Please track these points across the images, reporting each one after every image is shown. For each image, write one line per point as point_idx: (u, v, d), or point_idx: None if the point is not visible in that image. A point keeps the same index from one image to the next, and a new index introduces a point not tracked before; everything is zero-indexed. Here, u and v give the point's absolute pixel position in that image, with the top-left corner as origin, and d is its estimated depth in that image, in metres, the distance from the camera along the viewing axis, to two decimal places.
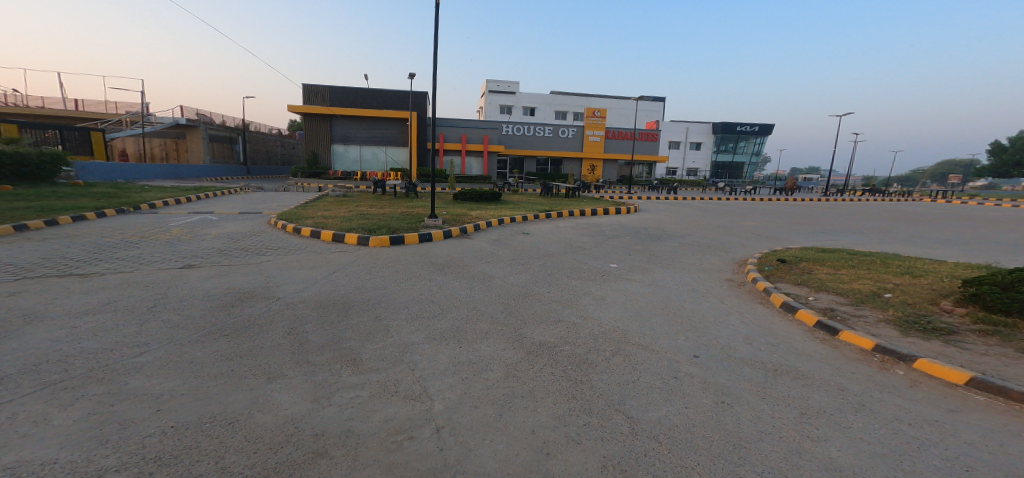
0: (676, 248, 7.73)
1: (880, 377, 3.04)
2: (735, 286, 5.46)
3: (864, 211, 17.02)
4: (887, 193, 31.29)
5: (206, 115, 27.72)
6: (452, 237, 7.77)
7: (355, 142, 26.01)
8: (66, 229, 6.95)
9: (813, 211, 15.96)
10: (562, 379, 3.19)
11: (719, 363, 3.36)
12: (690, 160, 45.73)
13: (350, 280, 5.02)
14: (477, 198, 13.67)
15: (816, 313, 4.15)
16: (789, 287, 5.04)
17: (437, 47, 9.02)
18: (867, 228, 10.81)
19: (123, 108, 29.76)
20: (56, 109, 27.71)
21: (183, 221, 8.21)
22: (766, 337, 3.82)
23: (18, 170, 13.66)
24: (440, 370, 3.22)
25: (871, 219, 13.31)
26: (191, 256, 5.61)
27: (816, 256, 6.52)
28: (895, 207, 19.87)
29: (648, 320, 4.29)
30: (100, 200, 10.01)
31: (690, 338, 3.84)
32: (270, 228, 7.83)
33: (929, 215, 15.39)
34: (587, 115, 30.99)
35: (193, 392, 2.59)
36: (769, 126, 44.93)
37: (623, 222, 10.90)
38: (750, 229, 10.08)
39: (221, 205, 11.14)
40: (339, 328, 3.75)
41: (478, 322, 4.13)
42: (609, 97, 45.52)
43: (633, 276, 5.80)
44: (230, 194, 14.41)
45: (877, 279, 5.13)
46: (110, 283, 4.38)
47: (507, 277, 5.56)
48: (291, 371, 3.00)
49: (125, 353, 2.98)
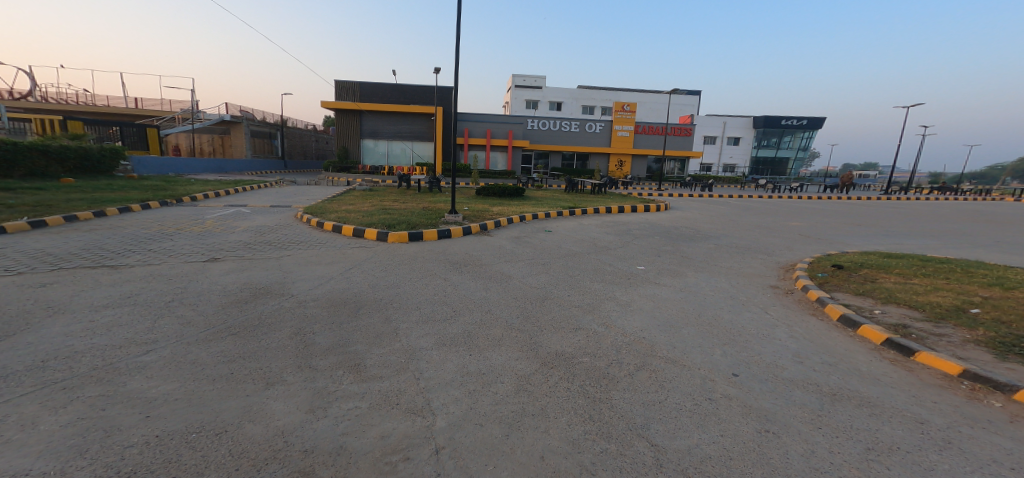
0: (711, 249, 7.15)
1: (971, 409, 2.48)
2: (780, 294, 4.88)
3: (928, 211, 15.36)
4: (955, 191, 28.25)
5: (249, 112, 29.05)
6: (472, 233, 7.55)
7: (384, 137, 26.41)
8: (110, 220, 7.30)
9: (866, 211, 14.56)
10: (579, 396, 2.87)
11: (763, 384, 2.92)
12: (729, 155, 43.43)
13: (365, 278, 4.90)
14: (500, 193, 13.44)
15: (884, 330, 3.56)
16: (848, 298, 4.43)
17: (458, 36, 8.80)
18: (935, 231, 9.63)
19: (177, 106, 31.76)
20: (118, 108, 29.93)
21: (217, 214, 8.47)
22: (820, 356, 3.30)
23: (81, 164, 14.75)
24: (446, 380, 2.99)
25: (938, 220, 11.93)
26: (216, 249, 5.69)
27: (879, 263, 5.77)
28: (965, 207, 17.81)
29: (679, 331, 3.87)
30: (145, 193, 10.58)
31: (728, 354, 3.40)
32: (296, 222, 7.91)
33: (1008, 216, 13.60)
34: (616, 109, 29.98)
35: (188, 397, 2.49)
36: (819, 119, 41.82)
37: (653, 220, 10.32)
38: (796, 231, 9.22)
39: (255, 199, 11.47)
40: (346, 330, 3.60)
41: (492, 327, 3.87)
42: (642, 90, 43.88)
43: (663, 280, 5.35)
44: (266, 187, 14.91)
45: (954, 292, 4.41)
46: (135, 275, 4.46)
47: (526, 278, 5.26)
48: (291, 376, 2.86)
49: (132, 350, 2.96)
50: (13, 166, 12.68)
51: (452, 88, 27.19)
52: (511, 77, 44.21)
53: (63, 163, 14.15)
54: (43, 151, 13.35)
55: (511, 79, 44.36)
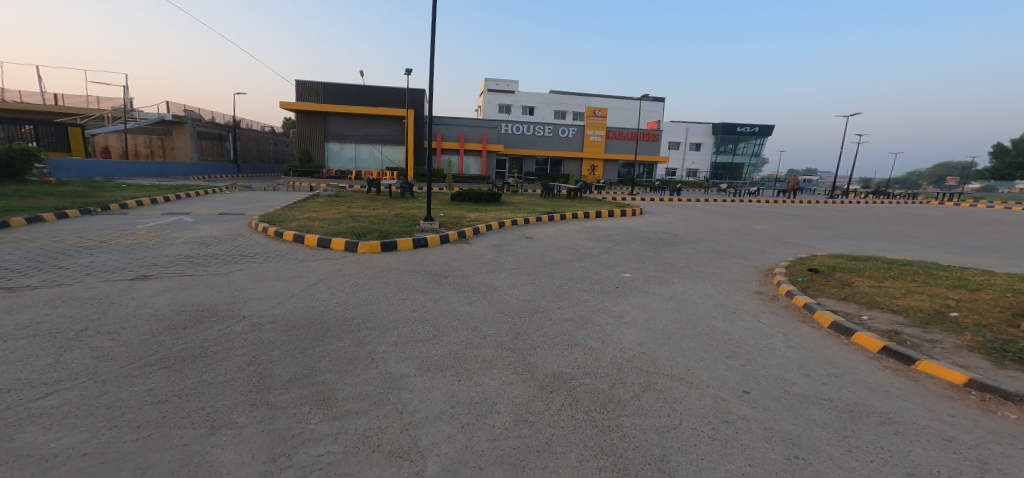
0: (692, 254, 7.15)
1: (990, 422, 2.41)
2: (767, 300, 4.85)
3: (876, 214, 16.53)
4: (889, 195, 30.98)
5: (194, 112, 26.83)
6: (449, 242, 7.12)
7: (349, 140, 25.25)
8: (18, 232, 6.21)
9: (822, 214, 15.45)
10: (585, 425, 2.56)
11: (777, 402, 2.74)
12: (691, 161, 45.32)
13: (333, 294, 4.36)
14: (476, 198, 13.08)
15: (879, 337, 3.54)
16: (833, 303, 4.44)
17: (434, 30, 8.34)
18: (889, 233, 10.23)
19: (107, 103, 28.82)
20: (36, 104, 26.71)
21: (154, 224, 7.48)
22: (824, 367, 3.21)
23: None
24: (434, 413, 2.59)
25: (886, 223, 12.82)
26: (150, 265, 4.91)
27: (851, 265, 5.94)
28: (905, 210, 19.33)
29: (678, 344, 3.67)
30: (63, 200, 9.20)
31: (733, 368, 3.23)
32: (249, 232, 7.13)
33: (944, 218, 14.92)
34: (587, 115, 30.42)
35: (101, 452, 1.86)
36: (770, 127, 44.68)
37: (630, 225, 10.32)
38: (767, 234, 9.47)
39: (201, 206, 10.39)
40: (312, 357, 3.08)
41: (480, 347, 3.50)
42: (610, 96, 44.99)
43: (650, 288, 5.20)
44: (215, 193, 13.71)
45: (929, 295, 4.54)
46: (39, 297, 3.63)
47: (510, 289, 4.93)
48: (242, 417, 2.30)
49: (25, 394, 2.22)
50: None
51: (420, 91, 26.44)
52: (481, 81, 43.72)
53: None
54: None
55: (482, 83, 43.95)
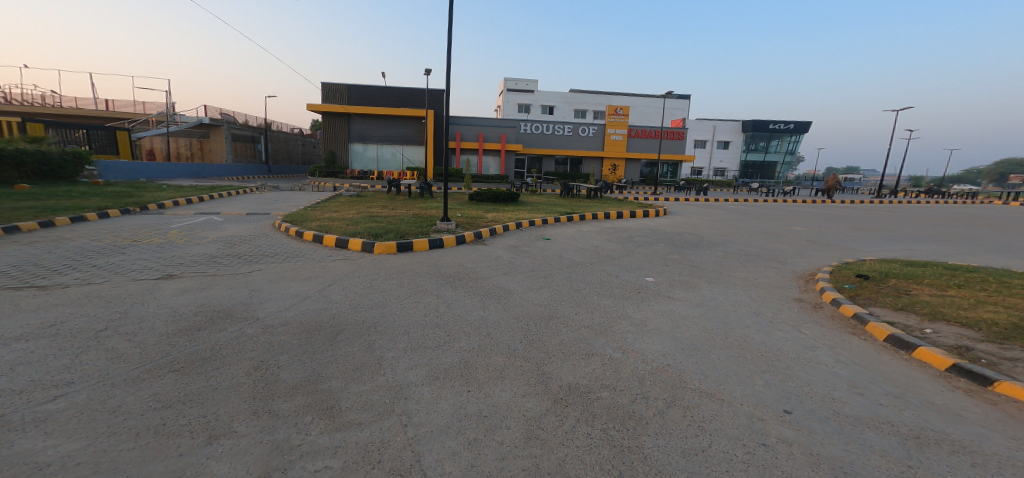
0: (720, 257, 6.75)
1: None
2: (809, 309, 4.46)
3: (925, 214, 15.33)
4: (941, 194, 28.75)
5: (229, 115, 28.03)
6: (466, 243, 7.00)
7: (372, 141, 25.72)
8: (59, 231, 6.52)
9: (865, 215, 14.46)
10: (604, 445, 2.33)
11: (825, 424, 2.43)
12: (719, 160, 43.68)
13: (346, 296, 4.31)
14: (494, 198, 12.97)
15: (947, 354, 3.15)
16: (889, 314, 4.01)
17: (451, 25, 8.19)
18: (942, 235, 9.41)
19: (152, 108, 30.57)
20: (89, 111, 28.62)
21: (184, 223, 7.74)
22: (880, 386, 2.87)
23: (39, 169, 13.83)
24: (441, 426, 2.44)
25: (938, 224, 11.84)
26: (175, 264, 5.02)
27: (906, 271, 5.41)
28: (958, 210, 17.86)
29: (707, 356, 3.38)
30: (105, 200, 9.71)
31: (771, 384, 2.92)
32: (272, 232, 7.25)
33: (1004, 220, 13.64)
34: (609, 113, 29.83)
35: (95, 461, 1.79)
36: (806, 123, 42.40)
37: (654, 226, 9.94)
38: (804, 237, 8.86)
39: (230, 206, 10.74)
40: (319, 362, 3.00)
41: (492, 355, 3.33)
42: (634, 94, 43.97)
43: (676, 294, 4.89)
44: (244, 193, 14.17)
45: (1002, 306, 4.04)
46: (68, 296, 3.73)
47: (527, 293, 4.75)
48: (243, 426, 2.21)
49: (34, 396, 2.21)
50: None
51: (442, 92, 26.63)
52: (501, 80, 43.62)
53: (19, 168, 13.27)
54: None
55: (501, 83, 43.85)
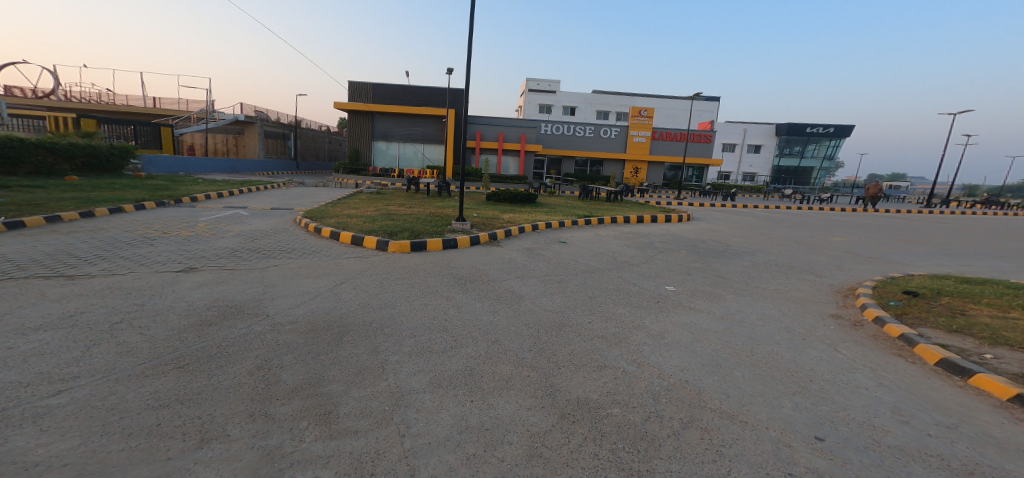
0: (747, 267, 6.38)
1: None
2: (848, 327, 4.09)
3: (979, 226, 14.16)
4: (999, 205, 26.56)
5: (262, 113, 29.10)
6: (481, 244, 6.91)
7: (395, 139, 26.11)
8: (96, 221, 6.85)
9: (910, 225, 13.48)
10: (611, 467, 2.14)
11: (863, 455, 2.17)
12: (749, 164, 42.01)
13: (356, 295, 4.28)
14: (512, 199, 12.86)
15: (1010, 382, 2.79)
16: (942, 337, 3.61)
17: (472, 23, 8.12)
18: (1000, 250, 8.62)
19: (192, 105, 32.12)
20: (136, 107, 30.34)
21: (211, 217, 7.98)
22: (930, 415, 2.55)
23: (88, 162, 14.71)
24: (438, 438, 2.31)
25: (993, 238, 10.88)
26: (196, 257, 5.14)
27: (962, 290, 4.92)
28: (1016, 223, 16.46)
29: (731, 374, 3.13)
30: (142, 192, 10.20)
31: (802, 408, 2.66)
32: (292, 227, 7.37)
33: None
34: (633, 115, 29.15)
35: (84, 462, 1.78)
36: (847, 127, 40.21)
37: (677, 232, 9.56)
38: (842, 248, 8.29)
39: (256, 200, 11.06)
40: (322, 364, 2.95)
41: (499, 363, 3.20)
42: (661, 95, 42.95)
43: (697, 305, 4.62)
44: (272, 188, 14.60)
45: None
46: (92, 287, 3.86)
47: (540, 298, 4.59)
48: (236, 429, 2.16)
49: (41, 390, 2.25)
50: (19, 163, 12.64)
51: (464, 91, 26.77)
52: (524, 80, 43.49)
53: (71, 161, 14.15)
54: (49, 148, 13.32)
55: (524, 83, 43.74)
